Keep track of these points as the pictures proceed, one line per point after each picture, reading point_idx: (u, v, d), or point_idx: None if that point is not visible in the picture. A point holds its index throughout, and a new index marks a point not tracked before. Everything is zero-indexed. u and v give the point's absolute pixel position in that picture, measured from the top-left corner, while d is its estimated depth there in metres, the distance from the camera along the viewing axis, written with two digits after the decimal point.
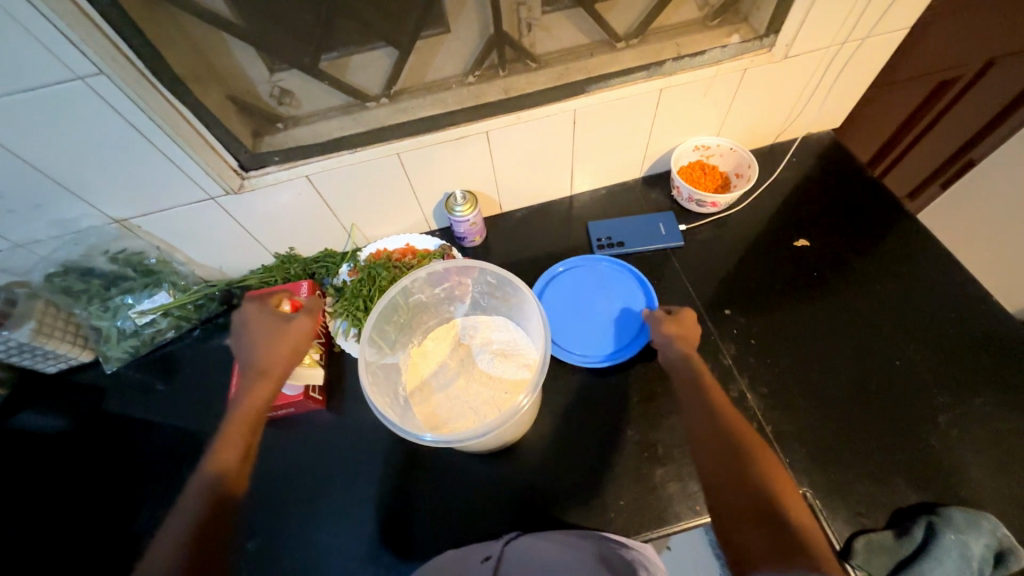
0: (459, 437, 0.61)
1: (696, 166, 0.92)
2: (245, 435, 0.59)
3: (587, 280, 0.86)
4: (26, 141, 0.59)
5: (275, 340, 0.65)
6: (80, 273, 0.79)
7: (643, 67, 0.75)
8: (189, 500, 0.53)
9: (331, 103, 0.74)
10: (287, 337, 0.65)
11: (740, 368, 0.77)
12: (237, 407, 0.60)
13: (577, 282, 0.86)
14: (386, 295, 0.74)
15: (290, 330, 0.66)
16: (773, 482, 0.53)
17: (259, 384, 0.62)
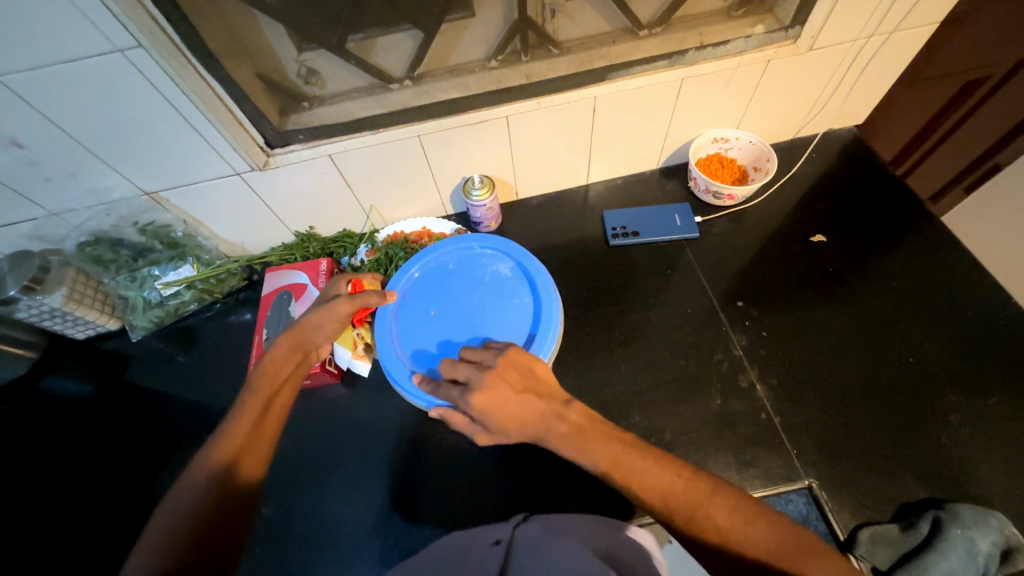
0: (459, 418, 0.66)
1: (715, 159, 0.92)
2: (269, 385, 0.63)
3: (483, 308, 0.74)
4: (65, 111, 0.61)
5: (321, 314, 0.68)
6: (110, 244, 0.81)
7: (666, 56, 0.75)
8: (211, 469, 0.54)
9: (355, 84, 0.75)
10: (332, 315, 0.68)
11: (751, 359, 0.77)
12: (267, 356, 0.66)
13: (476, 304, 0.75)
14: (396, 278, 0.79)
15: (337, 310, 0.68)
16: (735, 524, 0.51)
17: (296, 349, 0.68)
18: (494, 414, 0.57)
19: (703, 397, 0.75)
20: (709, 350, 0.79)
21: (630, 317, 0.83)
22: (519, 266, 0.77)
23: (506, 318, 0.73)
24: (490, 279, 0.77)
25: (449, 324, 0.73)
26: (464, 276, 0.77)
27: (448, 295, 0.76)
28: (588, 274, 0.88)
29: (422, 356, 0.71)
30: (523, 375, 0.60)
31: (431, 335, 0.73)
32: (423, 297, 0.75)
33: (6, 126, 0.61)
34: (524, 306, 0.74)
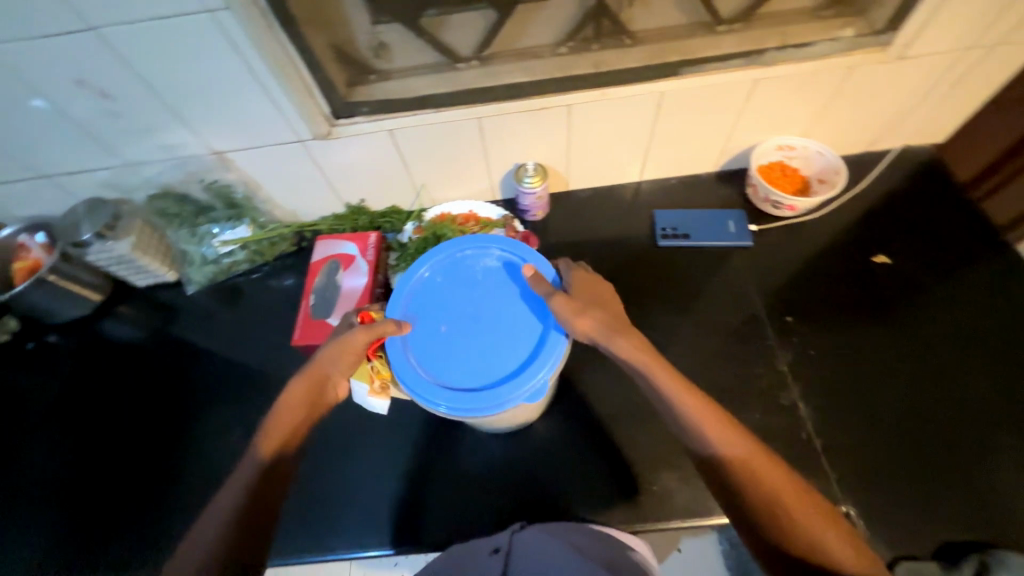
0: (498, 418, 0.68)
1: (777, 167, 0.88)
2: (286, 424, 0.61)
3: (491, 310, 0.66)
4: (150, 66, 0.63)
5: (336, 345, 0.64)
6: (177, 198, 0.85)
7: (743, 55, 0.72)
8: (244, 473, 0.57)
9: (422, 61, 0.75)
10: (348, 346, 0.64)
11: (795, 377, 0.75)
12: (283, 396, 0.63)
13: (481, 306, 0.66)
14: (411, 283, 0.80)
15: (350, 342, 0.64)
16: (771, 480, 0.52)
17: (315, 386, 0.63)
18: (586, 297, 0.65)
19: (742, 411, 0.73)
20: (751, 363, 0.77)
21: (671, 321, 0.82)
22: (504, 253, 0.69)
23: (521, 312, 0.65)
24: (484, 277, 0.68)
25: (463, 340, 0.64)
26: (456, 282, 0.68)
27: (449, 304, 0.67)
28: (632, 273, 0.86)
29: (454, 376, 0.62)
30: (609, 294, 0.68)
31: (452, 353, 0.64)
32: (425, 319, 0.66)
33: (100, 77, 0.64)
34: (528, 294, 0.66)
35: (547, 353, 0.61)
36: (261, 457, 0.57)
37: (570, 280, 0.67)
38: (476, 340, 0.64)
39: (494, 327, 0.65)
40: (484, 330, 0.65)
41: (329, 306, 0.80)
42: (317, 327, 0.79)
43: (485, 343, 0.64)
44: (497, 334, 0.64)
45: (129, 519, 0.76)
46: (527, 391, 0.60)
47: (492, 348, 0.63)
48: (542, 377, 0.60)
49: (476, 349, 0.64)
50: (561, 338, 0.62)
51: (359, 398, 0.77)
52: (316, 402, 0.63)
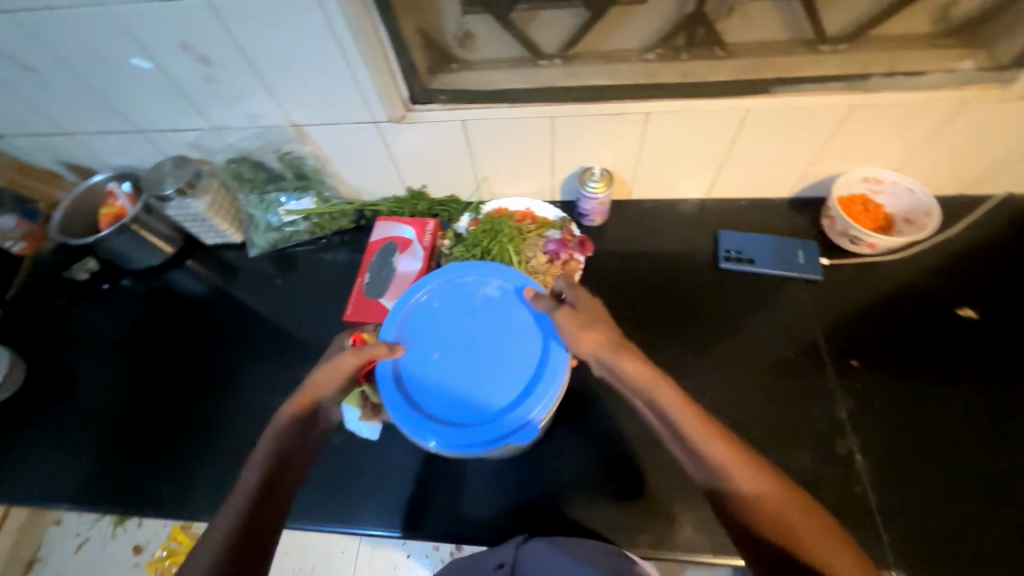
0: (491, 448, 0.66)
1: (858, 200, 0.83)
2: (277, 448, 0.59)
3: (486, 339, 0.64)
4: (250, 36, 0.66)
5: (326, 369, 0.63)
6: (252, 164, 0.89)
7: (844, 78, 0.67)
8: (239, 495, 0.56)
9: (504, 55, 0.74)
10: (338, 369, 0.63)
11: (854, 426, 0.70)
12: (274, 421, 0.61)
13: (475, 336, 0.65)
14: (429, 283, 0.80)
15: (341, 365, 0.63)
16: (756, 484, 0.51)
17: (304, 410, 0.62)
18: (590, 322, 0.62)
19: (792, 453, 0.69)
20: (808, 404, 0.72)
21: (724, 347, 0.78)
22: (506, 283, 0.67)
23: (519, 347, 0.63)
24: (484, 305, 0.67)
25: (455, 369, 0.63)
26: (452, 308, 0.67)
27: (445, 331, 0.65)
28: (687, 292, 0.83)
29: (443, 408, 0.61)
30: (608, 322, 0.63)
31: (441, 384, 0.63)
32: (418, 345, 0.65)
33: (203, 42, 0.67)
34: (528, 328, 0.64)
35: (541, 390, 0.60)
36: (256, 480, 0.56)
37: (572, 298, 0.65)
38: (469, 373, 0.63)
39: (488, 359, 0.63)
40: (477, 360, 0.63)
41: (382, 287, 0.82)
42: (368, 305, 0.80)
43: (478, 375, 0.62)
44: (490, 367, 0.63)
45: (174, 462, 0.81)
46: (518, 432, 0.59)
47: (484, 379, 0.62)
48: (535, 420, 0.59)
49: (467, 377, 0.63)
50: (556, 370, 0.61)
51: (352, 423, 0.77)
52: (307, 425, 0.62)
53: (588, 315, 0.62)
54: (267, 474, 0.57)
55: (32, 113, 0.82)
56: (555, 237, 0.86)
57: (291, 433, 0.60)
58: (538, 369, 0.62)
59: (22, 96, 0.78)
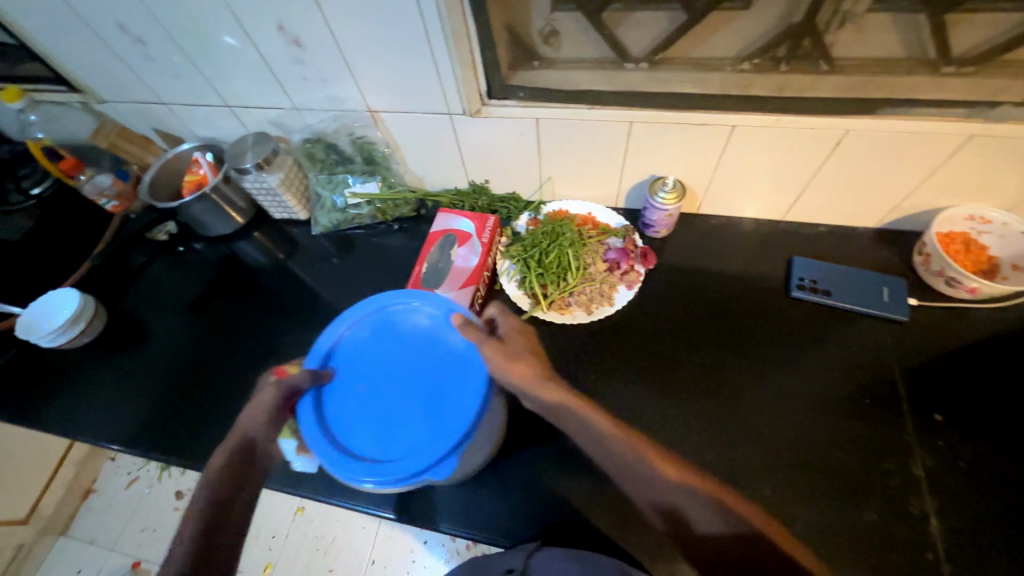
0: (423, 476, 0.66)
1: (957, 238, 0.75)
2: (217, 484, 0.56)
3: (414, 368, 0.66)
4: (343, 22, 0.67)
5: (251, 410, 0.60)
6: (326, 145, 0.91)
7: (967, 104, 0.61)
8: (181, 537, 0.53)
9: (589, 55, 0.72)
10: (265, 412, 0.60)
11: (931, 487, 0.64)
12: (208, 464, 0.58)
13: (403, 365, 0.67)
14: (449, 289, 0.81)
15: (267, 402, 0.60)
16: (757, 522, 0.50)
17: (236, 454, 0.58)
18: (514, 353, 0.61)
19: (855, 503, 0.64)
20: (880, 456, 0.66)
21: (788, 382, 0.73)
22: (433, 316, 0.69)
23: (442, 381, 0.64)
24: (412, 338, 0.68)
25: (382, 399, 0.65)
26: (381, 337, 0.69)
27: (371, 363, 0.67)
28: (751, 318, 0.79)
29: (362, 439, 0.62)
30: (533, 350, 0.63)
31: (367, 414, 0.64)
32: (345, 377, 0.66)
33: (297, 25, 0.69)
34: (455, 353, 0.66)
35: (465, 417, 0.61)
36: (199, 516, 0.54)
37: (503, 329, 0.65)
38: (391, 405, 0.64)
39: (413, 389, 0.65)
40: (402, 389, 0.65)
41: (439, 277, 0.83)
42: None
43: (402, 404, 0.64)
44: (416, 397, 0.64)
45: (224, 423, 0.84)
46: (435, 467, 0.59)
47: (410, 408, 0.63)
48: (451, 454, 0.59)
49: (393, 406, 0.64)
50: (476, 397, 0.62)
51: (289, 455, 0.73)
52: (247, 463, 0.58)
53: (513, 345, 0.62)
54: (203, 525, 0.53)
55: (136, 82, 0.87)
56: (616, 245, 0.84)
57: (224, 481, 0.57)
58: (462, 395, 0.63)
59: (129, 65, 0.84)
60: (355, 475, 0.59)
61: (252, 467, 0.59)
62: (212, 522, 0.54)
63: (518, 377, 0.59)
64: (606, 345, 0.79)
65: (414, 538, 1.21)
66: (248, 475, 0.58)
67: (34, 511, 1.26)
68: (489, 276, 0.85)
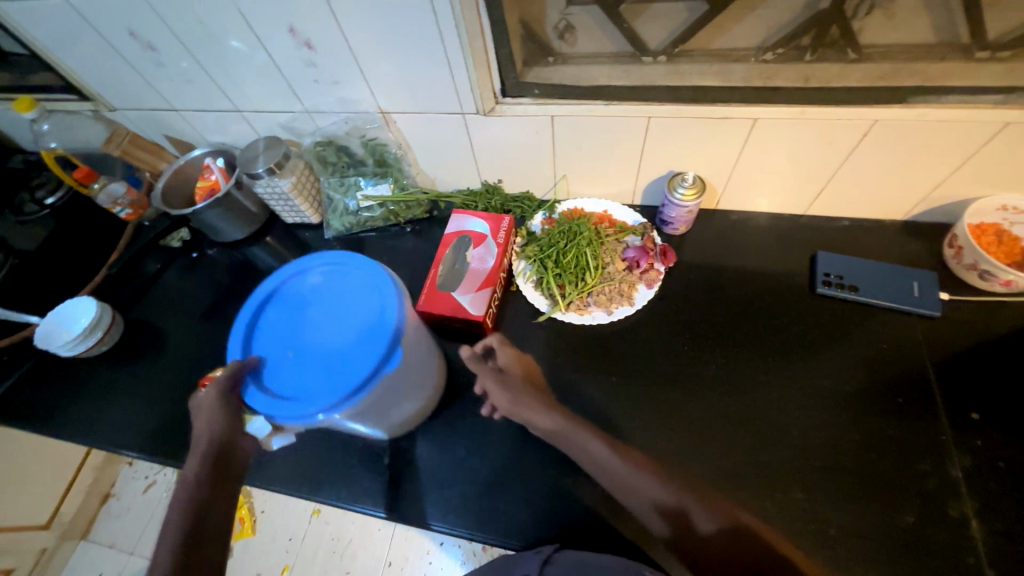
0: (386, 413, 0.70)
1: (990, 229, 0.72)
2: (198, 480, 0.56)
3: (331, 316, 0.66)
4: (354, 23, 0.66)
5: (202, 415, 0.60)
6: (337, 148, 0.91)
7: (1003, 90, 0.59)
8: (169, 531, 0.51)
9: (605, 50, 0.71)
10: (213, 413, 0.59)
11: (971, 488, 0.62)
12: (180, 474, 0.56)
13: (319, 317, 0.66)
14: (463, 293, 0.79)
15: (210, 398, 0.60)
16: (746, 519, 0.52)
17: (205, 453, 0.58)
18: (515, 378, 0.68)
19: (890, 506, 0.62)
20: (916, 456, 0.64)
21: (817, 381, 0.71)
22: (327, 271, 0.70)
23: (360, 311, 0.65)
24: (317, 296, 0.69)
25: (313, 351, 0.64)
26: (290, 307, 0.68)
27: (283, 332, 0.66)
28: (775, 315, 0.77)
29: (300, 384, 0.61)
30: (524, 368, 0.70)
31: (305, 365, 0.63)
32: (272, 352, 0.65)
33: (308, 27, 0.69)
34: (360, 285, 0.67)
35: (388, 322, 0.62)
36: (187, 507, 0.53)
37: (503, 361, 0.70)
38: (314, 353, 0.63)
39: (341, 332, 0.64)
40: (326, 334, 0.65)
41: (456, 279, 0.81)
42: (442, 299, 0.78)
43: (331, 344, 0.64)
44: (344, 336, 0.64)
45: None
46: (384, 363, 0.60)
47: (342, 344, 0.63)
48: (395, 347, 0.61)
49: (325, 350, 0.63)
50: (392, 305, 0.63)
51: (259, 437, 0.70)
52: (220, 459, 0.58)
53: (514, 379, 0.68)
54: (186, 527, 0.51)
55: (146, 89, 0.87)
56: (634, 244, 0.82)
57: (201, 482, 0.56)
58: (381, 309, 0.64)
59: (141, 72, 0.83)
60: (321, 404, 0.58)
61: (231, 463, 0.59)
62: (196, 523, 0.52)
63: (518, 405, 0.65)
64: (627, 346, 0.77)
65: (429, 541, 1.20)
66: (226, 474, 0.58)
67: (55, 516, 1.27)
68: (505, 277, 0.84)
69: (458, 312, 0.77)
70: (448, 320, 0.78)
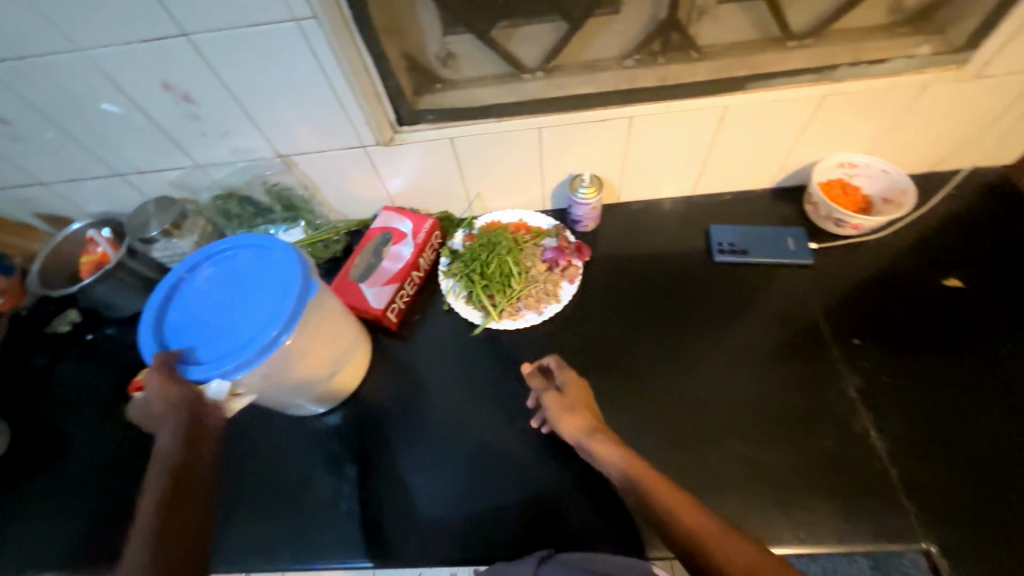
0: (319, 393, 0.75)
1: (836, 184, 0.86)
2: (171, 461, 0.54)
3: (237, 289, 0.64)
4: (232, 72, 0.66)
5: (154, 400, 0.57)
6: (239, 199, 0.86)
7: (813, 71, 0.71)
8: (144, 517, 0.50)
9: (488, 71, 0.76)
10: (162, 395, 0.56)
11: (866, 402, 0.71)
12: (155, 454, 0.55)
13: (224, 295, 0.64)
14: (368, 289, 0.82)
15: (160, 381, 0.57)
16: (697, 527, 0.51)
17: (176, 432, 0.55)
18: (574, 398, 0.68)
19: (809, 433, 0.70)
20: (819, 385, 0.73)
21: (730, 339, 0.79)
22: (217, 258, 0.67)
23: (263, 272, 0.65)
24: (213, 283, 0.65)
25: (231, 322, 0.62)
26: (191, 302, 0.64)
27: (192, 322, 0.63)
28: (686, 287, 0.85)
29: (210, 354, 0.60)
30: (582, 392, 0.69)
31: (230, 333, 0.61)
32: (190, 342, 0.61)
33: (183, 79, 0.67)
34: (255, 255, 0.66)
35: (295, 267, 0.63)
36: (160, 493, 0.51)
37: (562, 380, 0.71)
38: (220, 327, 0.62)
39: (252, 297, 0.63)
40: (238, 304, 0.63)
41: (368, 273, 0.84)
42: (351, 290, 0.82)
43: (245, 308, 0.62)
44: (256, 299, 0.63)
45: None
46: (304, 295, 0.62)
47: (257, 302, 0.62)
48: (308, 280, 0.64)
49: (242, 316, 0.62)
50: (292, 252, 0.64)
51: None
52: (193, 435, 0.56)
53: (572, 398, 0.68)
54: (161, 505, 0.51)
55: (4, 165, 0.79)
56: (551, 245, 0.87)
57: (176, 457, 0.54)
58: (282, 262, 0.64)
59: None
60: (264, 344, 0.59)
61: (204, 429, 0.57)
62: (175, 500, 0.52)
63: (573, 427, 0.65)
64: (563, 341, 0.81)
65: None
66: (201, 440, 0.56)
67: None
68: (420, 276, 0.86)
69: (363, 307, 0.80)
70: (355, 312, 0.82)
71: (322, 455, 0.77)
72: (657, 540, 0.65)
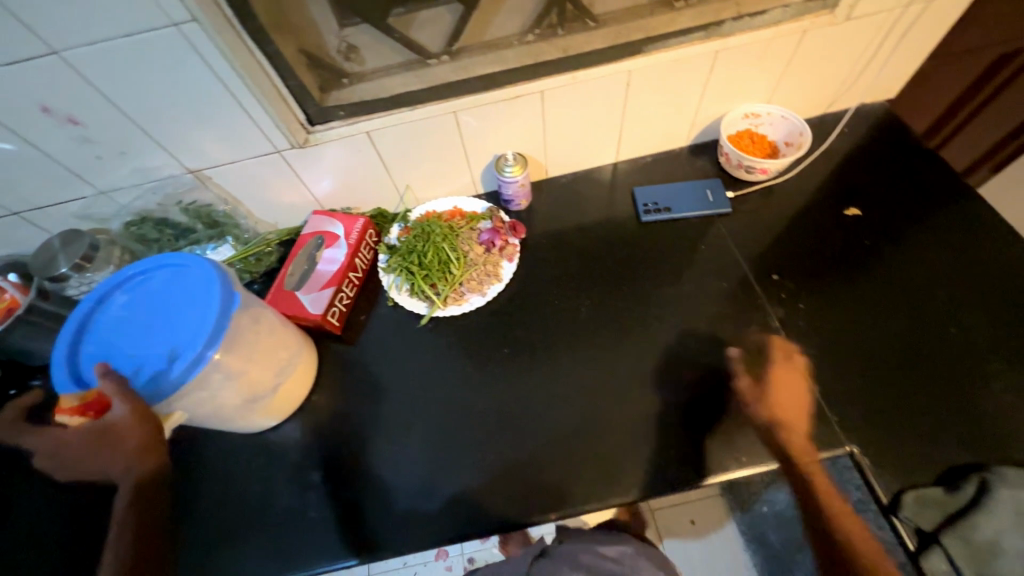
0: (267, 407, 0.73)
1: (744, 135, 0.92)
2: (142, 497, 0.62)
3: (155, 312, 0.62)
4: (117, 86, 0.63)
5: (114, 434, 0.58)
6: (155, 223, 0.82)
7: (701, 28, 0.75)
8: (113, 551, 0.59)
9: (393, 60, 0.76)
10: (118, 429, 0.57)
11: (788, 330, 0.77)
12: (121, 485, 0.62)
13: (142, 320, 0.62)
14: (305, 296, 0.80)
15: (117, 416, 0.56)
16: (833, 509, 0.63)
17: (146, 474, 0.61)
18: (782, 387, 0.71)
19: (743, 367, 0.75)
20: (746, 321, 0.79)
21: (665, 292, 0.83)
22: (130, 284, 0.64)
23: (181, 291, 0.63)
24: (128, 310, 0.63)
25: (153, 346, 0.60)
26: (106, 333, 0.61)
27: (110, 353, 0.60)
28: (620, 249, 0.88)
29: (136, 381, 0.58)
30: (797, 384, 0.72)
31: (153, 357, 0.59)
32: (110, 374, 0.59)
33: (63, 101, 0.63)
34: (171, 275, 0.64)
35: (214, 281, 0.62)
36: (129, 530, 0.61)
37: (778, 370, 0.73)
38: (137, 353, 0.60)
39: (172, 318, 0.61)
40: (158, 326, 0.61)
41: (303, 281, 0.82)
42: (287, 299, 0.80)
43: (166, 330, 0.61)
44: (176, 319, 0.61)
45: None
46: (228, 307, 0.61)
47: (178, 322, 0.60)
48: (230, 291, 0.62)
49: (164, 338, 0.60)
50: (208, 267, 0.63)
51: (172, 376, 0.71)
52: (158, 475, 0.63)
53: (786, 390, 0.71)
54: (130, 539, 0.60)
55: None
56: (486, 227, 0.88)
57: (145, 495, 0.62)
58: (200, 278, 0.62)
59: None
60: (189, 360, 0.57)
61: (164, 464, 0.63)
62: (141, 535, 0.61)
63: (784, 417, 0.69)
64: (509, 318, 0.84)
65: (393, 566, 1.26)
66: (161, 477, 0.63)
67: None
68: (359, 277, 0.86)
69: (301, 315, 0.79)
70: (293, 321, 0.80)
71: (280, 467, 0.75)
72: (616, 489, 0.68)
